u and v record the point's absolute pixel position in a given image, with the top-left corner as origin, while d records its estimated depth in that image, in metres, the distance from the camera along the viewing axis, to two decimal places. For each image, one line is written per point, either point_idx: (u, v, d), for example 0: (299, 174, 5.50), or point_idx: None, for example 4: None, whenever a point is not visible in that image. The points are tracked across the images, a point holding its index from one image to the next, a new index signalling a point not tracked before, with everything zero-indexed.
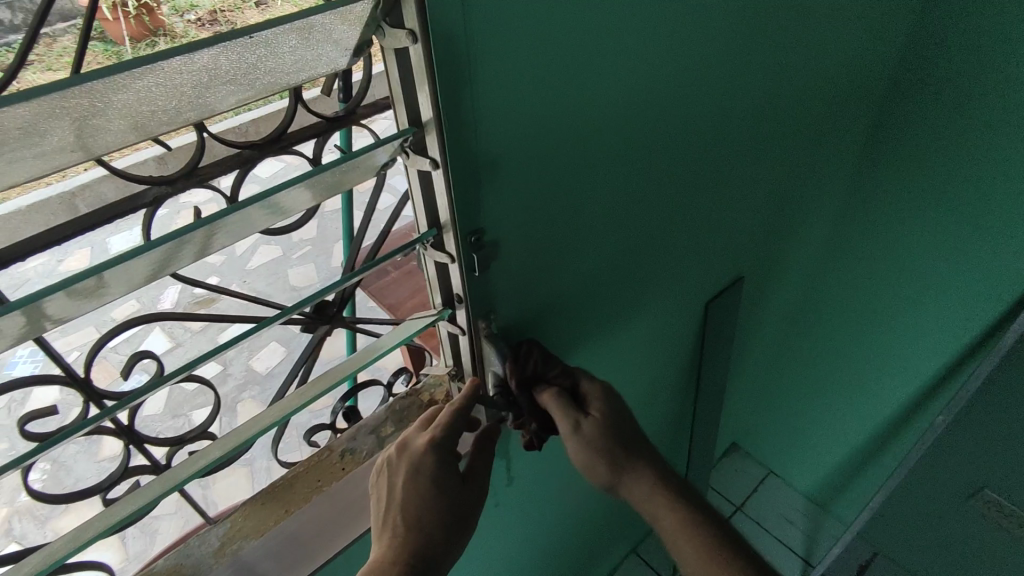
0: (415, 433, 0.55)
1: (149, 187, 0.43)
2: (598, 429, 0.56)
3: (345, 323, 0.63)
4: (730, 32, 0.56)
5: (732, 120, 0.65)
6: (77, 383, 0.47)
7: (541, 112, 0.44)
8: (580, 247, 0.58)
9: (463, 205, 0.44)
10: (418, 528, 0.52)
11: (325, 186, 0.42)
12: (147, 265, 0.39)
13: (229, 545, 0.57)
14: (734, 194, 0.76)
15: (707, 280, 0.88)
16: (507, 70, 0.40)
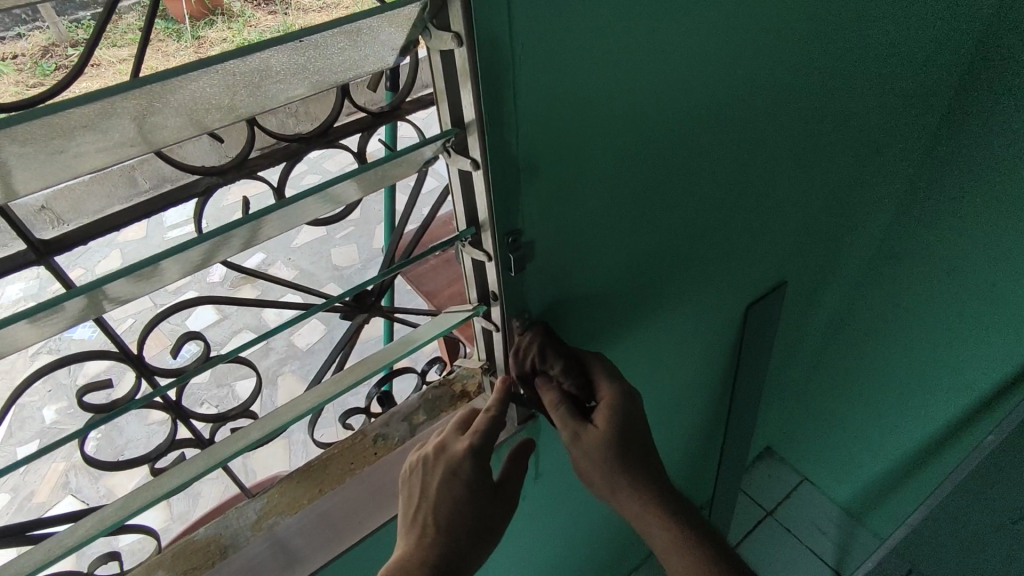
0: (451, 437, 0.57)
1: (201, 178, 0.45)
2: (599, 441, 0.54)
3: (383, 312, 0.65)
4: (784, 36, 0.54)
5: (782, 126, 0.63)
6: (131, 359, 0.49)
7: (584, 115, 0.44)
8: (617, 249, 0.58)
9: (500, 207, 0.44)
10: (449, 532, 0.53)
11: (370, 182, 0.43)
12: (198, 255, 0.41)
13: (265, 520, 0.60)
14: (781, 200, 0.74)
15: (748, 285, 0.87)
16: (551, 74, 0.40)
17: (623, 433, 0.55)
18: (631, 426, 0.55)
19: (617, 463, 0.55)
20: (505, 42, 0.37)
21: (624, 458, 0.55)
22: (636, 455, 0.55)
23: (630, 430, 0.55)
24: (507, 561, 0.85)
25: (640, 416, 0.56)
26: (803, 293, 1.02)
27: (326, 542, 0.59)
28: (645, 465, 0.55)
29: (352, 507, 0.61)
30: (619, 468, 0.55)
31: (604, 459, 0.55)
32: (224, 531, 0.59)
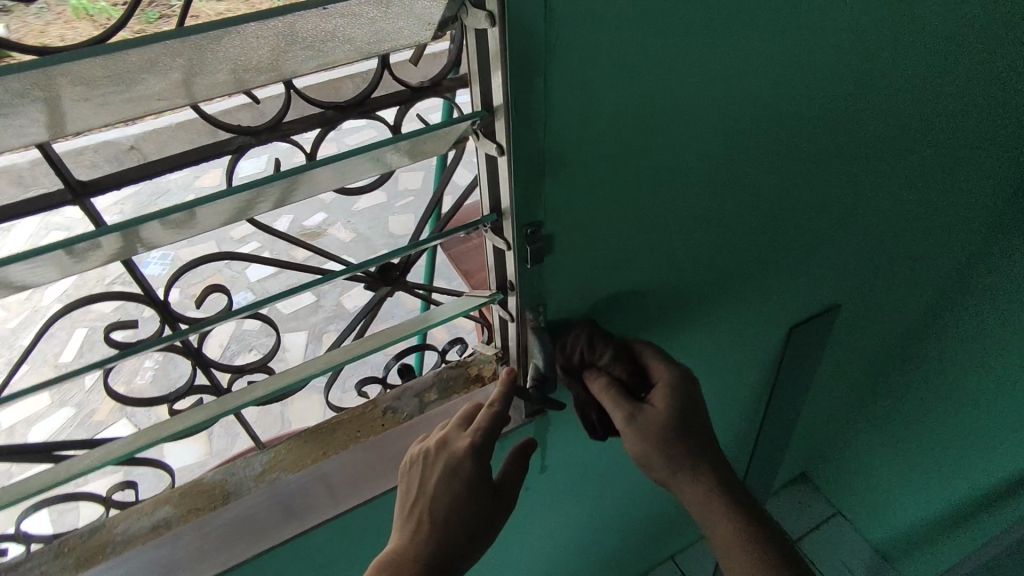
0: (453, 434, 0.57)
1: (235, 137, 0.46)
2: (658, 423, 0.53)
3: (407, 287, 0.65)
4: (848, 40, 0.50)
5: (840, 138, 0.59)
6: (157, 304, 0.52)
7: (620, 109, 0.42)
8: (648, 253, 0.55)
9: (522, 197, 0.43)
10: (444, 531, 0.53)
11: (404, 152, 0.43)
12: (226, 209, 0.42)
13: (269, 473, 0.62)
14: (836, 219, 0.69)
15: (793, 306, 0.82)
16: (588, 65, 0.38)
17: (680, 415, 0.54)
18: (689, 409, 0.54)
19: (674, 445, 0.53)
20: (539, 24, 0.35)
21: (681, 440, 0.54)
22: (692, 438, 0.54)
23: (687, 413, 0.54)
24: (507, 551, 0.85)
25: (696, 399, 0.55)
26: (855, 321, 0.96)
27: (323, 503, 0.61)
28: (701, 448, 0.55)
29: (352, 473, 0.63)
30: (677, 450, 0.54)
31: (662, 443, 0.53)
32: (232, 479, 0.62)
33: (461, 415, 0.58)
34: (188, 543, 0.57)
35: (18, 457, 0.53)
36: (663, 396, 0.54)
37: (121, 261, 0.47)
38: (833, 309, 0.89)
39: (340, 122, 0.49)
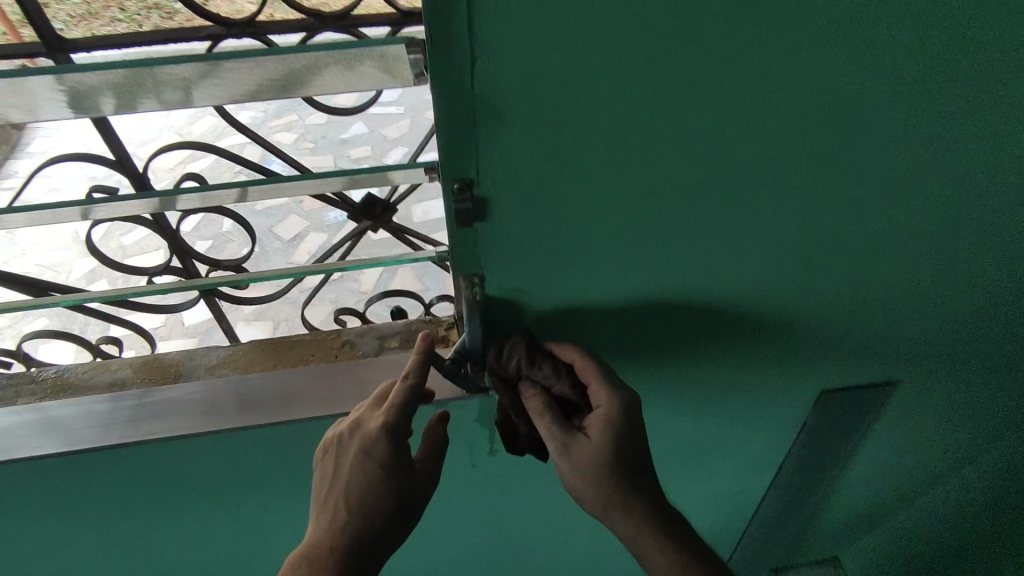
0: (370, 413, 0.55)
1: (211, 24, 0.55)
2: (591, 454, 0.54)
3: (387, 225, 0.70)
4: (898, 45, 0.41)
5: (886, 167, 0.49)
6: (116, 165, 0.66)
7: (570, 72, 0.37)
8: (613, 250, 0.50)
9: (448, 148, 0.40)
10: (358, 516, 0.53)
11: (363, 62, 0.46)
12: (189, 81, 0.46)
13: (221, 369, 0.65)
14: (877, 270, 0.59)
15: (820, 362, 0.71)
16: (532, 14, 0.34)
17: (616, 444, 0.54)
18: (626, 437, 0.54)
19: (607, 472, 0.54)
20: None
21: (614, 469, 0.54)
22: (628, 462, 0.55)
23: (624, 440, 0.54)
24: (447, 522, 0.83)
25: (636, 424, 0.55)
26: (911, 405, 0.82)
27: (258, 410, 0.62)
28: (636, 470, 0.55)
29: (290, 391, 0.64)
30: (611, 476, 0.54)
31: (594, 469, 0.54)
32: (188, 362, 0.66)
33: (381, 397, 0.55)
34: (130, 411, 0.61)
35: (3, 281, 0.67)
36: (602, 423, 0.53)
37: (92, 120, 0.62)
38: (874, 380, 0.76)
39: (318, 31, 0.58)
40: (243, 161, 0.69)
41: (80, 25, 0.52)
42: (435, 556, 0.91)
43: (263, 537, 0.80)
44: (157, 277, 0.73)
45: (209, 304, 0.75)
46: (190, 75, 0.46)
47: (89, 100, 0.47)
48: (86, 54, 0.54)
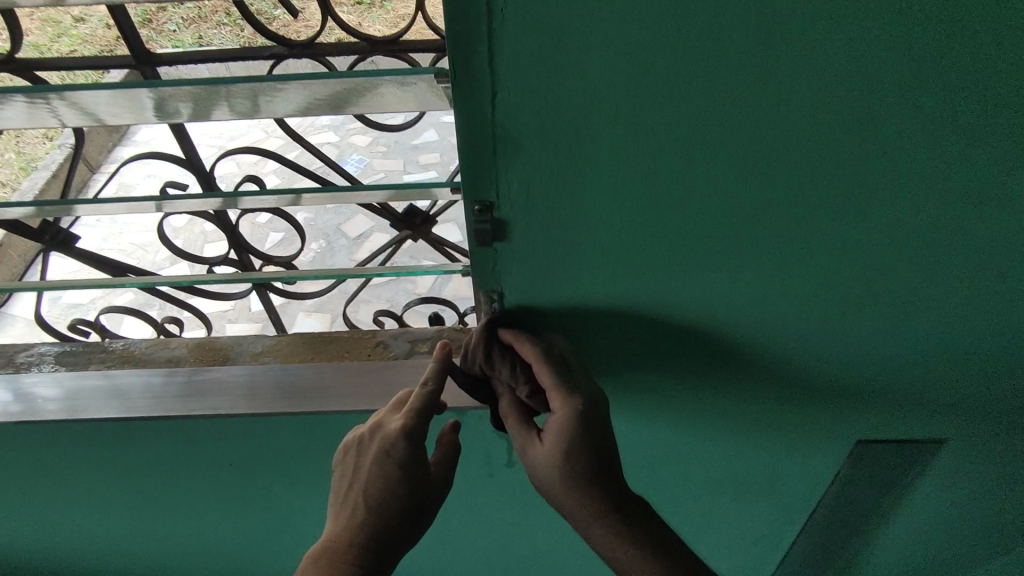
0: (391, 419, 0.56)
1: (276, 46, 0.68)
2: (546, 459, 0.55)
3: (427, 236, 0.74)
4: (922, 97, 0.42)
5: (915, 218, 0.49)
6: (189, 163, 0.73)
7: (583, 109, 0.40)
8: (626, 276, 0.52)
9: (469, 171, 0.44)
10: (375, 514, 0.56)
11: (406, 88, 0.50)
12: (254, 99, 0.52)
13: (264, 356, 0.70)
14: (907, 320, 0.57)
15: (850, 410, 0.69)
16: (547, 55, 0.37)
17: (570, 453, 0.54)
18: (585, 446, 0.54)
19: (565, 480, 0.55)
20: (484, 4, 0.35)
21: (569, 474, 0.55)
22: (590, 471, 0.55)
23: (581, 449, 0.53)
24: (465, 526, 0.86)
25: (597, 432, 0.54)
26: (958, 470, 0.77)
27: (292, 398, 0.67)
28: (601, 477, 0.55)
29: (322, 383, 0.68)
30: (570, 483, 0.55)
31: (552, 474, 0.55)
32: (235, 347, 0.71)
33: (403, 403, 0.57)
34: (181, 384, 0.68)
35: (83, 259, 0.74)
36: (554, 432, 0.53)
37: (170, 125, 0.69)
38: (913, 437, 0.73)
39: (368, 55, 0.69)
40: (300, 168, 0.74)
41: (189, 27, 0.69)
42: (454, 560, 0.93)
43: (294, 520, 0.85)
44: (218, 267, 0.80)
45: (259, 293, 0.81)
46: (257, 95, 0.52)
47: (171, 106, 0.52)
48: (170, 68, 0.67)
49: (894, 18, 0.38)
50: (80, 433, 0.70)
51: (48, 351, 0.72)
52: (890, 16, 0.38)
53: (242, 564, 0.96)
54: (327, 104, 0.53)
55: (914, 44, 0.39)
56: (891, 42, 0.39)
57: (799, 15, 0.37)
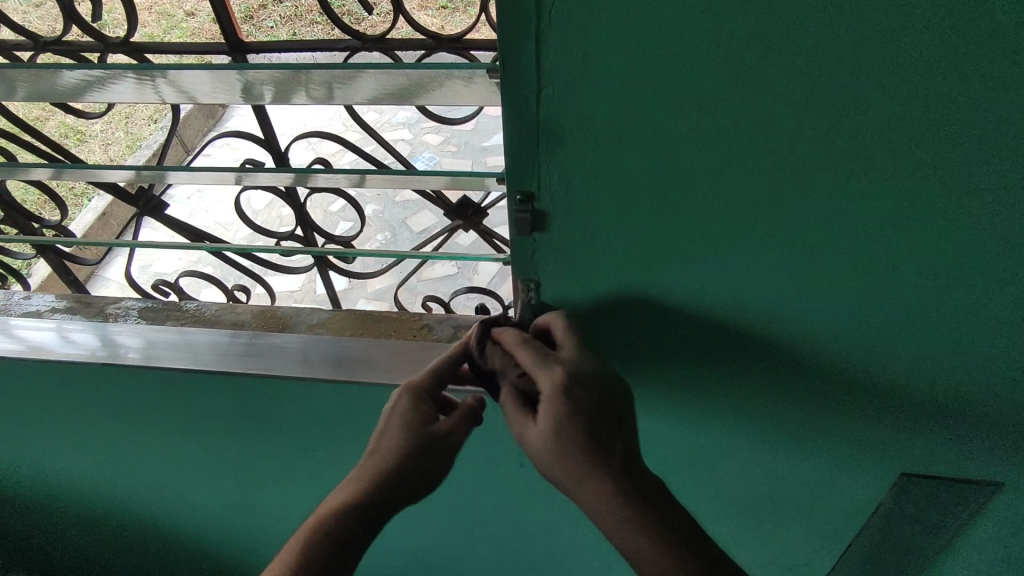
0: (402, 395, 0.60)
1: (351, 39, 0.72)
2: (539, 437, 0.54)
3: (479, 227, 0.77)
4: (972, 113, 0.42)
5: (960, 235, 0.48)
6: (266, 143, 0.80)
7: (624, 111, 0.42)
8: (662, 274, 0.54)
9: (513, 164, 0.46)
10: (378, 484, 0.57)
11: (464, 81, 0.53)
12: (327, 84, 0.57)
13: (318, 327, 0.75)
14: (948, 338, 0.57)
15: (887, 431, 0.68)
16: (592, 58, 0.40)
17: (565, 429, 0.52)
18: (581, 421, 0.52)
19: (566, 457, 0.53)
20: (534, 7, 0.38)
21: (567, 446, 0.53)
22: (590, 446, 0.53)
23: (577, 425, 0.52)
24: (493, 509, 0.89)
25: (593, 408, 0.53)
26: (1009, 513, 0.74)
27: (339, 368, 0.72)
28: (603, 455, 0.54)
29: (369, 356, 0.72)
30: (571, 459, 0.53)
31: (552, 451, 0.53)
32: (295, 318, 0.76)
33: (414, 380, 0.60)
34: (242, 345, 0.74)
35: (167, 223, 0.82)
36: (546, 408, 0.53)
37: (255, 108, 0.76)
38: (959, 469, 0.71)
39: (435, 51, 0.73)
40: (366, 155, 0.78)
41: (286, 24, 0.73)
42: (480, 542, 0.97)
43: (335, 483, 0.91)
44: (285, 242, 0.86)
45: (321, 267, 0.86)
46: (330, 82, 0.56)
47: (257, 88, 0.58)
48: (259, 55, 0.74)
49: (941, 31, 0.38)
50: (153, 381, 0.77)
51: (133, 305, 0.80)
52: (937, 30, 0.38)
53: (285, 522, 1.03)
54: (393, 93, 0.57)
55: (963, 59, 0.39)
56: (938, 56, 0.39)
57: (844, 27, 0.38)
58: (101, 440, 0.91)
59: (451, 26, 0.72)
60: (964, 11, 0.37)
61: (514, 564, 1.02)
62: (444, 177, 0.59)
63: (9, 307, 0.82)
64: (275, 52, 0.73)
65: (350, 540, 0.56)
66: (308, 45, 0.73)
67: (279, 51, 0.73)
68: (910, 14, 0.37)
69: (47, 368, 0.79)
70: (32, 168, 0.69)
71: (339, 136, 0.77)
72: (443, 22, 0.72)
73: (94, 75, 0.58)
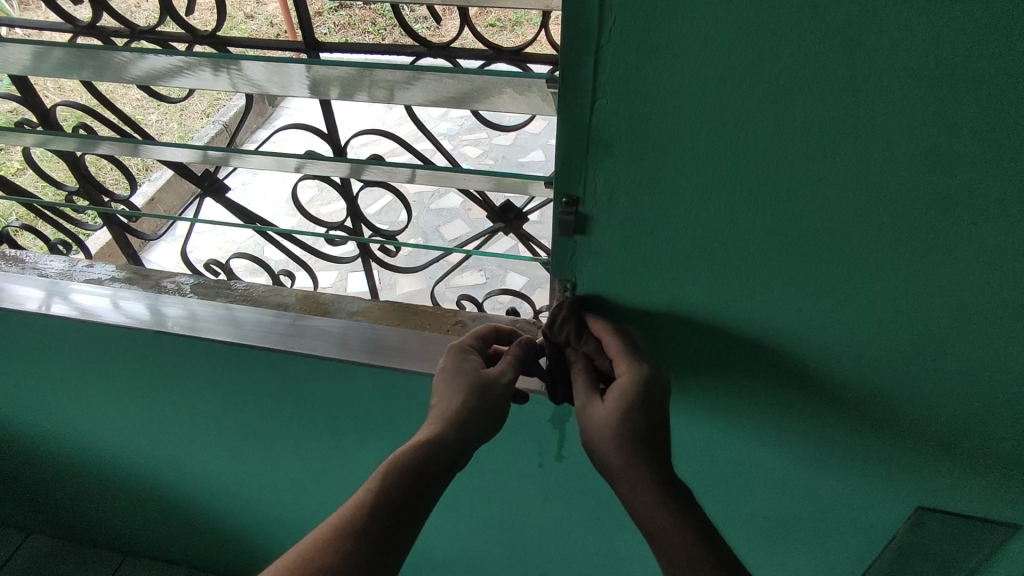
0: (449, 354, 0.62)
1: (417, 44, 0.76)
2: (604, 420, 0.56)
3: (519, 231, 0.81)
4: (1011, 155, 0.43)
5: (995, 275, 0.50)
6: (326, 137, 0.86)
7: (672, 127, 0.45)
8: (695, 286, 0.56)
9: (562, 169, 0.50)
10: (439, 430, 0.56)
11: (519, 88, 0.57)
12: (388, 83, 0.60)
13: (358, 314, 0.79)
14: (974, 375, 0.58)
15: (906, 466, 0.69)
16: (648, 76, 0.43)
17: (630, 420, 0.55)
18: (641, 416, 0.55)
19: (623, 444, 0.55)
20: (597, 24, 0.41)
21: (627, 438, 0.55)
22: (646, 441, 0.56)
23: (640, 416, 0.55)
24: (509, 506, 0.91)
25: (657, 407, 0.56)
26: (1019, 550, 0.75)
27: (374, 353, 0.75)
28: (652, 447, 0.56)
29: (405, 345, 0.76)
30: (626, 447, 0.55)
31: (609, 434, 0.56)
32: (336, 304, 0.80)
33: (459, 340, 0.63)
34: (286, 325, 0.78)
35: (225, 204, 0.86)
36: (618, 394, 0.56)
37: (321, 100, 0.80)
38: (980, 509, 0.71)
39: (496, 61, 0.76)
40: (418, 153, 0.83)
41: (339, 31, 0.84)
42: (491, 539, 1.00)
43: (358, 466, 0.95)
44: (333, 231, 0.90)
45: (365, 258, 0.91)
46: (390, 82, 0.60)
47: (324, 86, 0.62)
48: (329, 54, 0.78)
49: (985, 74, 0.40)
50: (197, 352, 0.82)
51: (185, 282, 0.84)
52: (981, 72, 0.40)
53: (306, 501, 1.07)
54: (448, 96, 0.60)
55: (1008, 101, 0.41)
56: (982, 97, 0.41)
57: (890, 60, 0.40)
58: (140, 406, 0.96)
59: (502, 35, 0.80)
60: (1009, 56, 0.39)
61: (522, 565, 1.04)
62: (491, 179, 0.62)
63: (72, 273, 0.88)
64: (349, 52, 0.78)
65: (406, 497, 0.54)
66: (376, 49, 0.78)
67: (351, 52, 0.78)
68: (952, 57, 0.39)
69: (99, 332, 0.84)
70: (107, 143, 0.74)
71: (397, 134, 0.82)
72: (492, 30, 0.82)
73: (178, 62, 0.63)
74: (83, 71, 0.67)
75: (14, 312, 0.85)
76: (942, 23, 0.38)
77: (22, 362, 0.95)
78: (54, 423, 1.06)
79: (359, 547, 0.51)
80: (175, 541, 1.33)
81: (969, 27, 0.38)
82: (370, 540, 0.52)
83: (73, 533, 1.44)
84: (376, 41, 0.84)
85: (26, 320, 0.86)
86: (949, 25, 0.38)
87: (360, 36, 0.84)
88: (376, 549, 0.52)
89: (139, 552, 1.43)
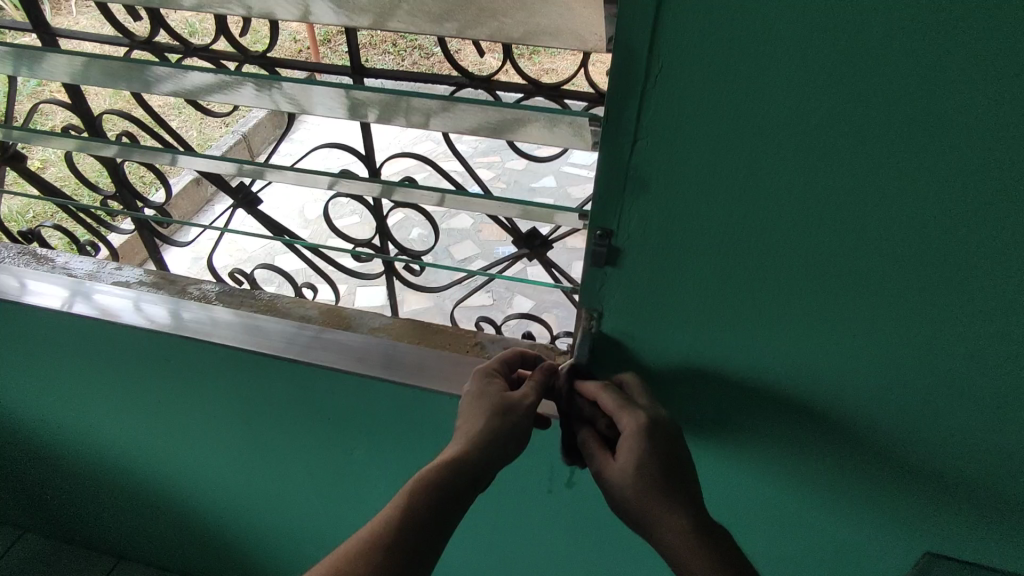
0: (474, 377, 0.64)
1: (460, 76, 0.78)
2: (618, 472, 0.56)
3: (542, 257, 0.82)
4: None
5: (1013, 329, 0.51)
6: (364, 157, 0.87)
7: (708, 172, 0.48)
8: (719, 322, 0.58)
9: (598, 203, 0.52)
10: (465, 449, 0.57)
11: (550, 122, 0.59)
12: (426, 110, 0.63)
13: (381, 330, 0.80)
14: (988, 424, 0.59)
15: (916, 510, 0.70)
16: (688, 123, 0.45)
17: (644, 469, 0.55)
18: (655, 458, 0.55)
19: (639, 494, 0.55)
20: (643, 72, 0.44)
21: (645, 484, 0.55)
22: (667, 486, 0.55)
23: (652, 462, 0.55)
24: (516, 528, 0.91)
25: (664, 448, 0.56)
26: None
27: (394, 369, 0.77)
28: (674, 488, 0.55)
29: (423, 363, 0.77)
30: (647, 496, 0.55)
31: (627, 488, 0.56)
32: (358, 320, 0.82)
33: (484, 364, 0.65)
34: (308, 337, 0.79)
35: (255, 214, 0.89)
36: (626, 446, 0.56)
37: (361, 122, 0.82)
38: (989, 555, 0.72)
39: (534, 95, 0.78)
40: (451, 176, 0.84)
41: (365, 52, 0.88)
42: (492, 561, 1.00)
43: (367, 479, 0.95)
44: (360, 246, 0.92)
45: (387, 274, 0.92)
46: (428, 109, 0.63)
47: (363, 110, 0.65)
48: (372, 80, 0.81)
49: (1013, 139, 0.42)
50: (216, 359, 0.83)
51: (209, 290, 0.86)
52: (1011, 138, 0.42)
53: (310, 512, 1.07)
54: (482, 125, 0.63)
55: None
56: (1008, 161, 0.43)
57: (921, 122, 0.42)
58: (152, 408, 0.96)
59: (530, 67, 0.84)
60: None
61: None
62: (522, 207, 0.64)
63: (99, 275, 0.89)
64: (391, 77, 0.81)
65: (432, 515, 0.55)
66: (415, 77, 0.81)
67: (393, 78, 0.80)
68: (979, 122, 0.42)
69: (123, 334, 0.85)
70: (149, 152, 0.76)
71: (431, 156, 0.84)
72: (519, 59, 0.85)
73: (229, 80, 0.66)
74: (134, 83, 0.69)
75: (39, 310, 0.86)
76: (972, 92, 0.41)
77: (40, 360, 0.96)
78: (63, 421, 1.07)
79: (390, 560, 0.52)
80: (171, 546, 1.32)
81: (1001, 95, 0.40)
82: (401, 555, 0.53)
83: (68, 534, 1.43)
84: (396, 62, 0.88)
85: (51, 319, 0.88)
86: (978, 94, 0.41)
87: (381, 57, 0.89)
88: (405, 562, 0.52)
89: (132, 555, 1.42)
